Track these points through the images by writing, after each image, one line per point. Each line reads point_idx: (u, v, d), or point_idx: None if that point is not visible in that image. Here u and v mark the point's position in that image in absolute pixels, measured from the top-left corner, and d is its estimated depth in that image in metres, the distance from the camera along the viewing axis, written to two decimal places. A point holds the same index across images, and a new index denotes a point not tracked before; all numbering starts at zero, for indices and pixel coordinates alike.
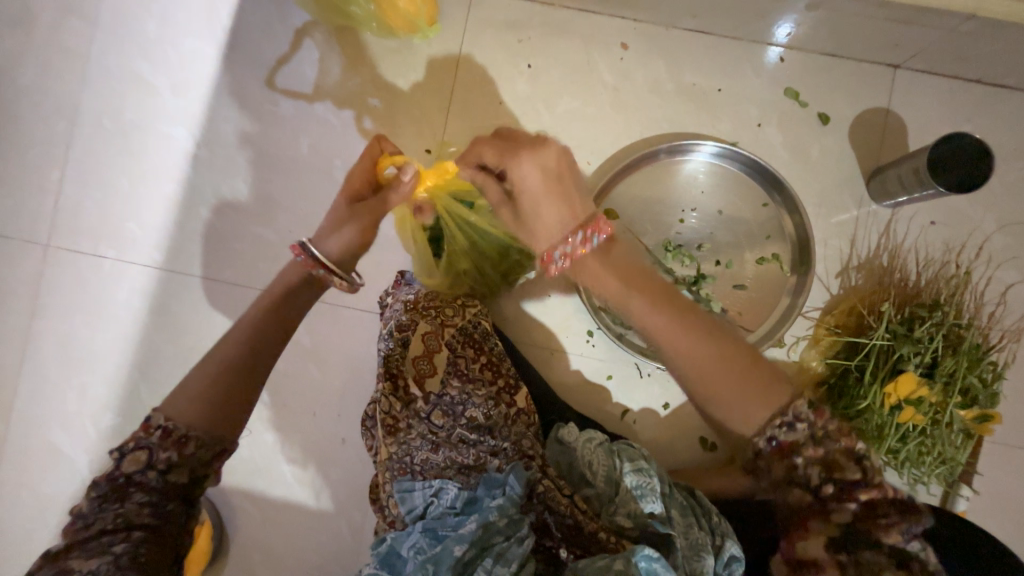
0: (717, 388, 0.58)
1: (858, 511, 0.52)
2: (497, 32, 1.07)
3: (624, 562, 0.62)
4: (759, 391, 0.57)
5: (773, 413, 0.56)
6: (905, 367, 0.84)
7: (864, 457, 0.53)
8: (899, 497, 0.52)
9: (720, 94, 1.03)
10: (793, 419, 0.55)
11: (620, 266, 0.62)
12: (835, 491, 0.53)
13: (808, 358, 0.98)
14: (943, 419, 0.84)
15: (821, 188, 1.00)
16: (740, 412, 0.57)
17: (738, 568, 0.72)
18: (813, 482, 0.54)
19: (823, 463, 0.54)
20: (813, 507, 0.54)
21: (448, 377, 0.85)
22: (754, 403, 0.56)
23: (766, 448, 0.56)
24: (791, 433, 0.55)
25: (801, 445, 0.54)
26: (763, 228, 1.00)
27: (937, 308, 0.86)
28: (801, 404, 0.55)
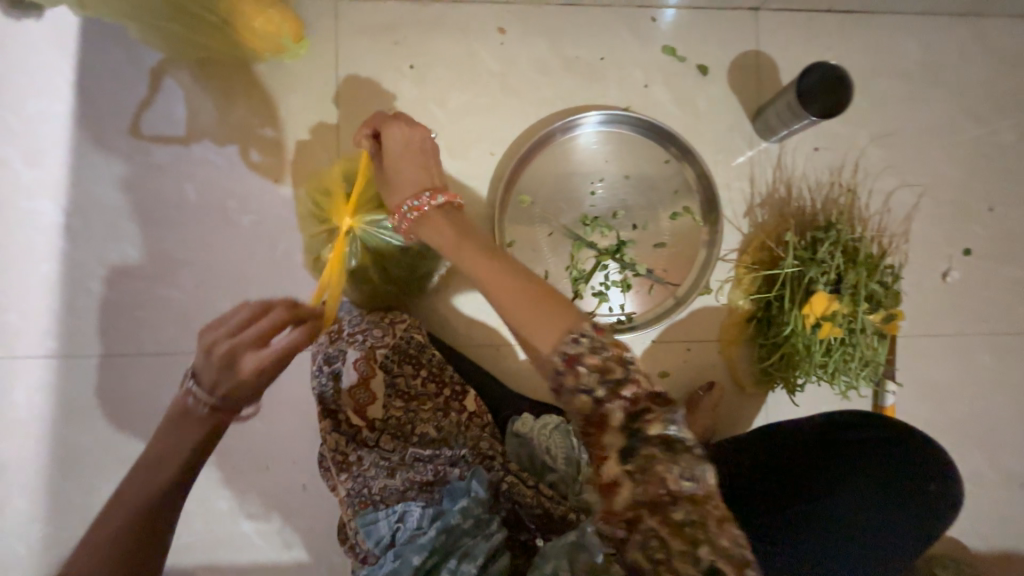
0: (518, 316, 0.57)
1: (628, 410, 0.52)
2: (370, 37, 1.04)
3: (580, 534, 0.62)
4: (548, 312, 0.56)
5: (563, 330, 0.54)
6: (816, 288, 0.90)
7: (630, 358, 0.52)
8: (657, 391, 0.53)
9: (603, 62, 1.04)
10: (576, 334, 0.54)
11: (457, 225, 0.70)
12: (609, 394, 0.52)
13: (734, 298, 1.02)
14: (857, 326, 0.91)
15: (714, 135, 1.04)
16: (536, 335, 0.56)
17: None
18: (593, 391, 0.52)
19: (599, 369, 0.52)
20: (597, 419, 0.53)
21: (391, 400, 0.83)
22: (546, 325, 0.55)
23: (558, 365, 0.54)
24: (575, 347, 0.53)
25: (582, 356, 0.53)
26: (669, 185, 1.03)
27: (831, 228, 0.93)
28: (583, 321, 0.55)
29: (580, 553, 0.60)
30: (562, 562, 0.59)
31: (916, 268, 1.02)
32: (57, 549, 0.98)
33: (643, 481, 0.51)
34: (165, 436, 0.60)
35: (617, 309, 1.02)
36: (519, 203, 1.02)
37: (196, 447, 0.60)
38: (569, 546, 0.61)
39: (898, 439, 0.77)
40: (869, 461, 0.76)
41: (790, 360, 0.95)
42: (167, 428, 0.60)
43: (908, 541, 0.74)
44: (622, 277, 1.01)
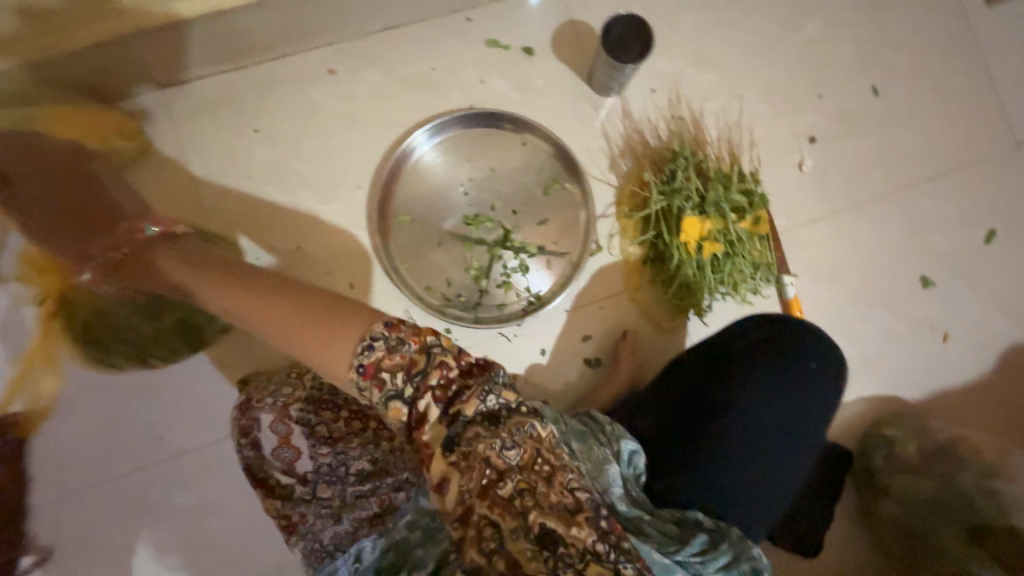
0: (276, 324, 0.65)
1: (440, 399, 0.52)
2: (208, 114, 1.05)
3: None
4: (337, 329, 0.58)
5: (354, 342, 0.56)
6: (683, 213, 0.97)
7: (430, 345, 0.53)
8: (470, 365, 0.53)
9: (436, 72, 1.08)
10: (371, 341, 0.54)
11: (193, 259, 0.82)
12: (415, 388, 0.53)
13: (626, 247, 1.06)
14: (733, 236, 0.98)
15: (559, 107, 1.09)
16: (326, 353, 0.58)
17: (639, 459, 0.82)
18: (402, 389, 0.53)
19: (403, 367, 0.52)
20: (413, 417, 0.52)
21: (316, 448, 0.80)
22: (336, 338, 0.57)
23: (360, 376, 0.54)
24: (371, 353, 0.54)
25: (381, 360, 0.54)
26: (533, 163, 1.07)
27: (677, 158, 1.01)
28: (374, 326, 0.55)
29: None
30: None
31: (774, 168, 1.09)
32: None
33: (467, 468, 0.51)
34: None
35: (524, 292, 1.05)
36: (400, 225, 1.04)
37: None
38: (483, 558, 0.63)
39: (772, 340, 0.88)
40: (753, 368, 0.86)
41: (689, 286, 1.01)
42: None
43: (796, 438, 0.84)
44: (518, 261, 1.06)
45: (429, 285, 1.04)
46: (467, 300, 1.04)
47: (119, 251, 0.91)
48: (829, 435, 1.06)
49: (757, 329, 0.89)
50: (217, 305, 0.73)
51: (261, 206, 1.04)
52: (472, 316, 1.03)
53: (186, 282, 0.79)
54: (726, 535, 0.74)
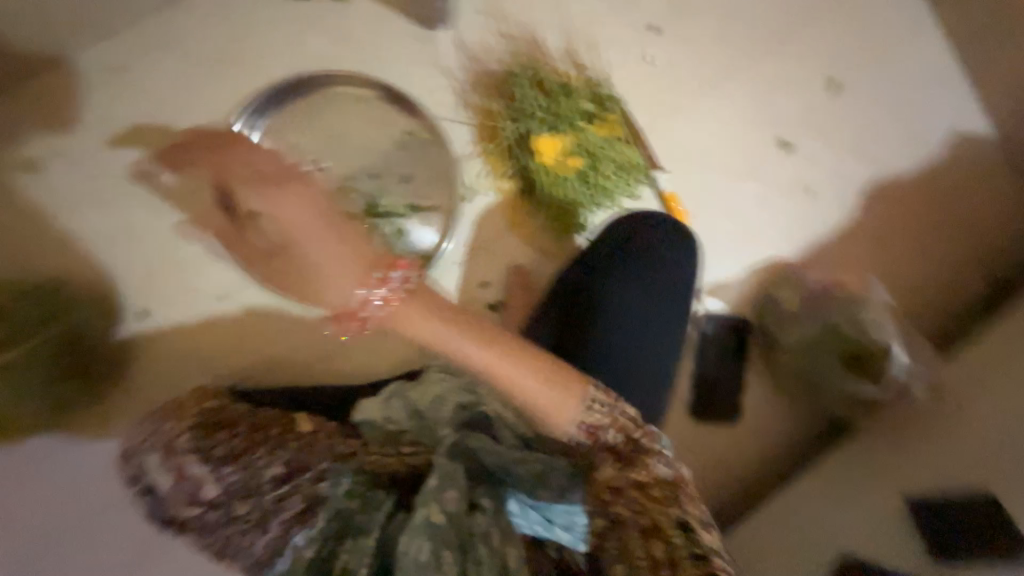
0: (527, 385, 0.70)
1: (643, 446, 0.70)
2: (30, 162, 1.01)
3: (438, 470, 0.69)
4: (565, 391, 0.71)
5: (585, 399, 0.71)
6: (537, 135, 0.95)
7: (639, 418, 0.73)
8: (629, 412, 0.74)
9: (246, 49, 1.01)
10: (593, 401, 0.71)
11: (434, 309, 0.72)
12: (626, 441, 0.70)
13: (498, 183, 1.03)
14: (592, 146, 0.97)
15: (388, 52, 1.02)
16: (558, 407, 0.70)
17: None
18: (614, 441, 0.71)
19: (618, 428, 0.71)
20: (612, 451, 0.70)
21: (217, 467, 0.75)
22: (569, 400, 0.71)
23: (580, 431, 0.71)
24: (592, 413, 0.71)
25: (601, 423, 0.72)
26: (378, 120, 1.01)
27: (518, 78, 0.97)
28: (592, 389, 0.73)
29: (446, 485, 0.68)
30: (434, 506, 0.66)
31: (623, 66, 1.07)
32: None
33: (633, 467, 0.68)
34: None
35: (408, 255, 1.01)
36: None
37: None
38: (432, 490, 0.67)
39: (629, 248, 0.96)
40: (616, 275, 0.94)
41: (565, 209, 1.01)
42: None
43: (670, 322, 0.94)
44: (392, 227, 1.01)
45: None
46: None
47: (275, 239, 0.74)
48: (732, 309, 1.13)
49: (617, 237, 0.97)
50: (441, 348, 0.70)
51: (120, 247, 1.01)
52: None
53: (416, 335, 0.71)
54: None
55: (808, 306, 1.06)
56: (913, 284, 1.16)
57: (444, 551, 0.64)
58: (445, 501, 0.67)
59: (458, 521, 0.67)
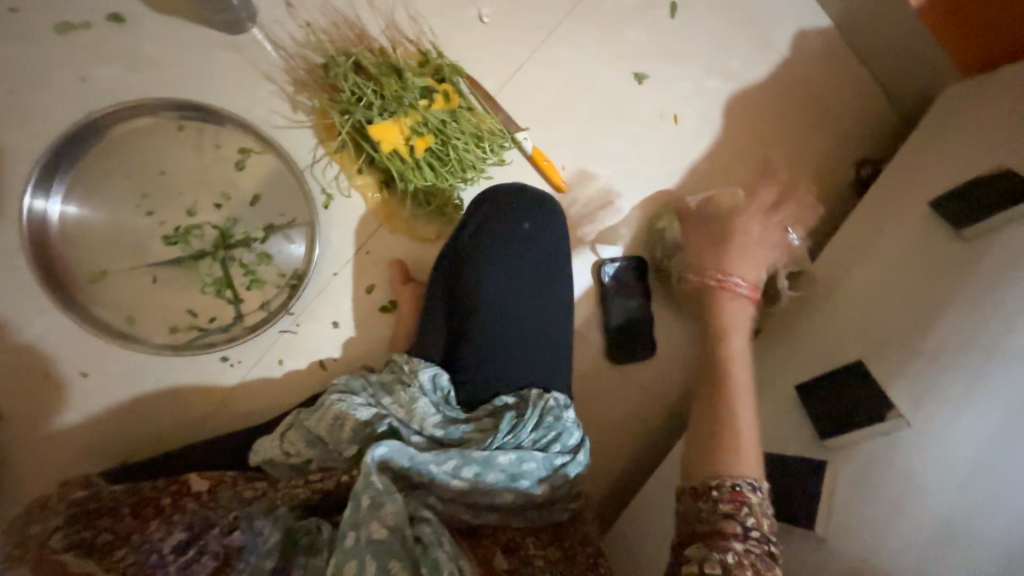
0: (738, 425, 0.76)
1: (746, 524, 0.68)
2: None
3: (369, 489, 0.61)
4: (746, 458, 0.74)
5: (751, 478, 0.72)
6: (373, 122, 0.90)
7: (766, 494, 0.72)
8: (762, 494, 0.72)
9: (24, 95, 0.88)
10: (752, 486, 0.71)
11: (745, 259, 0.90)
12: (735, 522, 0.68)
13: (355, 181, 0.98)
14: (435, 120, 0.92)
15: (194, 67, 0.93)
16: (731, 458, 0.73)
17: (443, 377, 0.82)
18: (739, 517, 0.68)
19: (751, 510, 0.69)
20: (723, 525, 0.68)
21: (104, 556, 0.64)
22: (738, 454, 0.74)
23: (729, 488, 0.70)
24: (750, 493, 0.70)
25: (747, 498, 0.70)
26: (204, 142, 0.93)
27: (337, 67, 0.91)
28: (763, 483, 0.73)
29: (385, 498, 0.61)
30: (373, 524, 0.59)
31: (455, 31, 1.03)
32: None
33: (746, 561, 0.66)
34: None
35: (280, 278, 0.96)
36: (96, 283, 0.89)
37: None
38: (368, 509, 0.60)
39: (504, 218, 0.94)
40: (496, 251, 0.91)
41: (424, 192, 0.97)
42: None
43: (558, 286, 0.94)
44: (254, 252, 0.95)
45: (172, 326, 0.91)
46: (224, 320, 0.93)
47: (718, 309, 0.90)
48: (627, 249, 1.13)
49: (494, 213, 0.93)
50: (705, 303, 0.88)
51: None
52: (238, 330, 0.94)
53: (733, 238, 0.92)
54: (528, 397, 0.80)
55: (688, 230, 1.04)
56: None
57: (392, 566, 0.58)
58: (386, 516, 0.60)
59: (403, 531, 0.60)
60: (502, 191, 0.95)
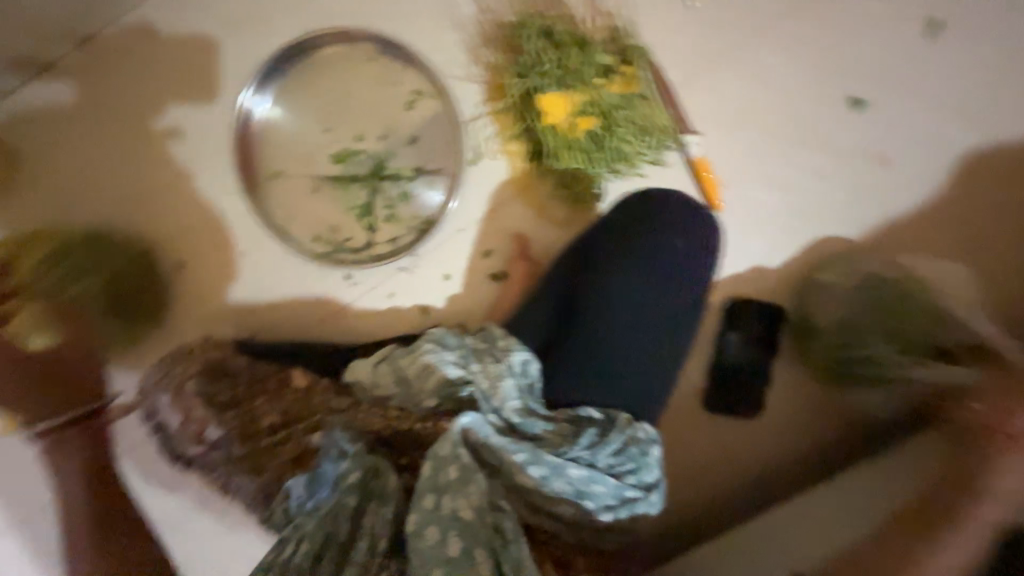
0: None
1: None
2: (52, 113, 1.02)
3: (458, 463, 0.62)
4: None
5: None
6: (544, 91, 0.88)
7: None
8: None
9: (261, 4, 0.99)
10: None
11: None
12: None
13: (506, 146, 0.97)
14: (603, 104, 0.89)
15: (398, 6, 0.97)
16: None
17: (532, 365, 0.80)
18: None
19: None
20: None
21: (222, 412, 0.84)
22: None
23: None
24: None
25: None
26: (387, 77, 0.98)
27: (526, 29, 0.90)
28: None
29: (471, 476, 0.62)
30: (459, 500, 0.61)
31: (655, 10, 0.94)
32: None
33: None
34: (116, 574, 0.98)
35: (412, 219, 1.01)
36: (270, 180, 1.01)
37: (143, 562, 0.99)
38: (456, 482, 0.62)
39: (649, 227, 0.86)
40: (625, 259, 0.85)
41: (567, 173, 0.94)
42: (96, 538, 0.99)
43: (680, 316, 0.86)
44: (399, 189, 1.00)
45: (316, 235, 1.02)
46: (358, 243, 1.01)
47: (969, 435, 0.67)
48: (768, 295, 0.98)
49: (634, 218, 0.86)
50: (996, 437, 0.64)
51: (135, 197, 1.02)
52: (366, 253, 1.01)
53: None
54: (616, 421, 0.73)
55: (859, 287, 0.87)
56: (1001, 282, 0.95)
57: (476, 550, 0.60)
58: (469, 494, 0.61)
59: (483, 514, 0.61)
60: (646, 201, 0.87)
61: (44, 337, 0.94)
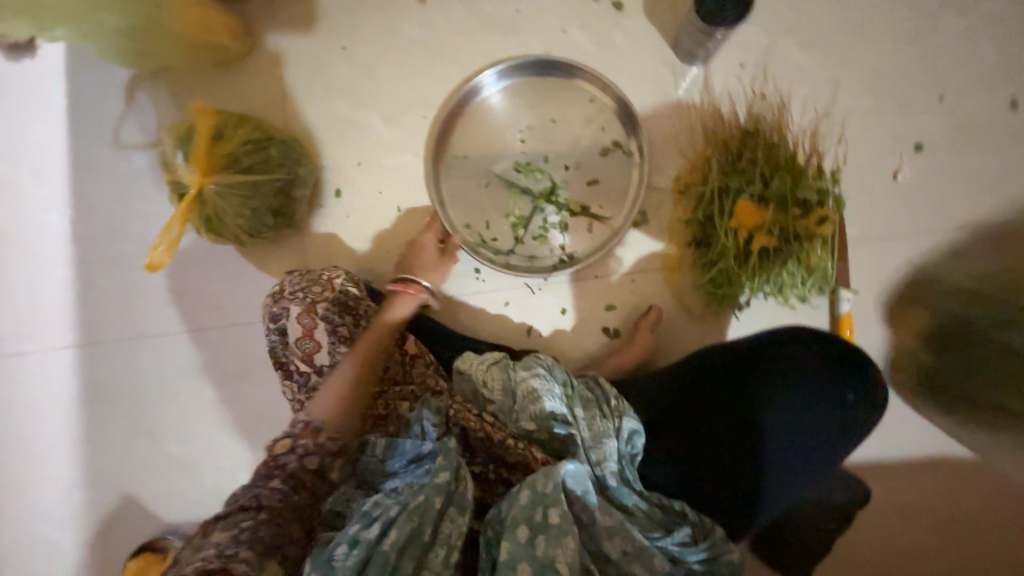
0: None
1: None
2: (303, 27, 1.11)
3: (560, 512, 0.66)
4: None
5: None
6: (742, 197, 0.91)
7: None
8: None
9: (520, 15, 1.07)
10: None
11: None
12: None
13: (673, 224, 1.03)
14: (790, 233, 0.90)
15: (635, 69, 1.04)
16: None
17: (638, 439, 0.83)
18: None
19: None
20: None
21: (334, 346, 0.87)
22: None
23: None
24: None
25: None
26: (598, 122, 1.04)
27: (748, 137, 0.94)
28: None
29: (568, 532, 0.65)
30: (554, 548, 0.64)
31: (863, 172, 0.98)
32: (103, 504, 1.18)
33: None
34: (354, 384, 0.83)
35: (558, 248, 1.05)
36: (453, 160, 1.06)
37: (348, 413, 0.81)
38: (553, 530, 0.65)
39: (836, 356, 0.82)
40: (786, 380, 0.82)
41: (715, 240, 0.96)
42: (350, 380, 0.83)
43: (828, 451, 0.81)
44: (560, 218, 1.04)
45: (469, 224, 1.05)
46: (501, 246, 1.05)
47: None
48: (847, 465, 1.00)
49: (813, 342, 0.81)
50: None
51: (334, 120, 1.10)
52: (504, 260, 1.04)
53: None
54: (709, 533, 0.75)
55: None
56: None
57: None
58: (565, 547, 0.64)
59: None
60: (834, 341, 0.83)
61: (239, 206, 0.95)
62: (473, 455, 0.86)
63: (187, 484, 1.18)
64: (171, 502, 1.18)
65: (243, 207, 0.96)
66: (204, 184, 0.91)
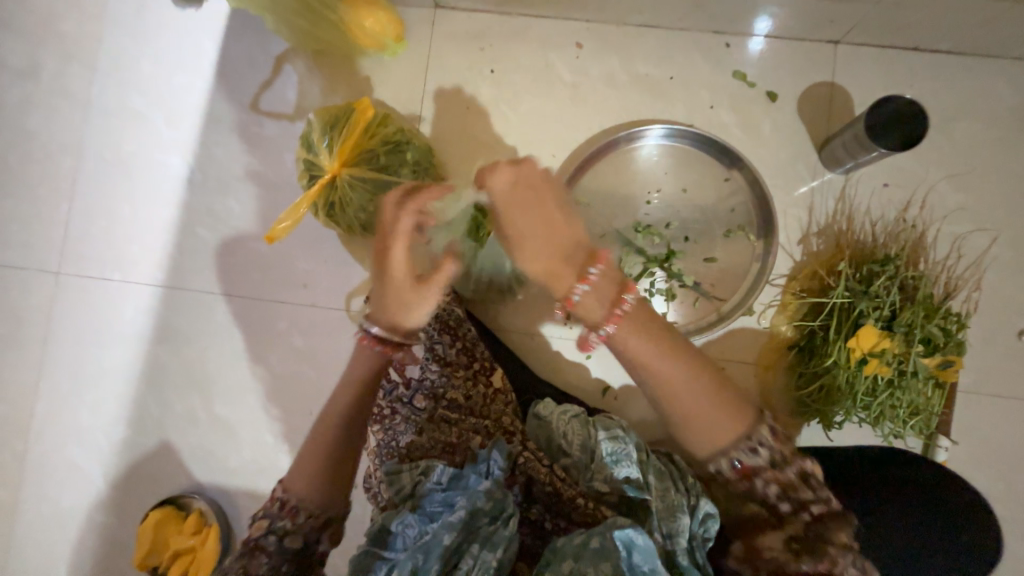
0: (692, 414, 0.66)
1: (810, 520, 0.64)
2: (460, 43, 1.14)
3: (602, 539, 0.69)
4: (727, 417, 0.65)
5: (739, 437, 0.65)
6: (865, 321, 0.87)
7: (810, 476, 0.64)
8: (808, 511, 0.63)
9: (672, 82, 1.08)
10: (757, 445, 0.64)
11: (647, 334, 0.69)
12: (790, 508, 0.65)
13: (778, 324, 1.01)
14: (908, 368, 0.87)
15: (775, 162, 1.04)
16: (714, 435, 0.66)
17: (714, 525, 0.75)
18: (771, 501, 0.65)
19: (781, 484, 0.64)
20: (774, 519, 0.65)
21: (428, 362, 0.96)
22: (724, 424, 0.65)
23: (729, 469, 0.65)
24: (752, 457, 0.64)
25: (760, 468, 0.65)
26: (726, 202, 1.04)
27: (889, 261, 0.90)
28: (762, 431, 0.65)
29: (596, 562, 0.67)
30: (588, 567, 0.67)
31: (986, 321, 0.96)
32: (134, 449, 1.16)
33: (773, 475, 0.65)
34: (324, 446, 0.80)
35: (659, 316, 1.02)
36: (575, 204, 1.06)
37: (322, 477, 0.79)
38: (592, 553, 0.68)
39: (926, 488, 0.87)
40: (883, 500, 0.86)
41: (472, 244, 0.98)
42: (318, 442, 0.81)
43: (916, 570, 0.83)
44: (667, 286, 1.02)
45: None
46: None
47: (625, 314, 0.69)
48: None
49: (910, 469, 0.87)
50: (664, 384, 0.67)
51: (466, 137, 1.12)
52: None
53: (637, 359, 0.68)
54: None
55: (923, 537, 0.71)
56: None
57: None
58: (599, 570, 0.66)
59: None
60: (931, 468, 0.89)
61: (366, 199, 0.96)
62: (532, 503, 0.83)
63: (218, 451, 1.15)
64: (201, 465, 1.15)
65: (368, 201, 0.96)
66: (340, 173, 0.94)
